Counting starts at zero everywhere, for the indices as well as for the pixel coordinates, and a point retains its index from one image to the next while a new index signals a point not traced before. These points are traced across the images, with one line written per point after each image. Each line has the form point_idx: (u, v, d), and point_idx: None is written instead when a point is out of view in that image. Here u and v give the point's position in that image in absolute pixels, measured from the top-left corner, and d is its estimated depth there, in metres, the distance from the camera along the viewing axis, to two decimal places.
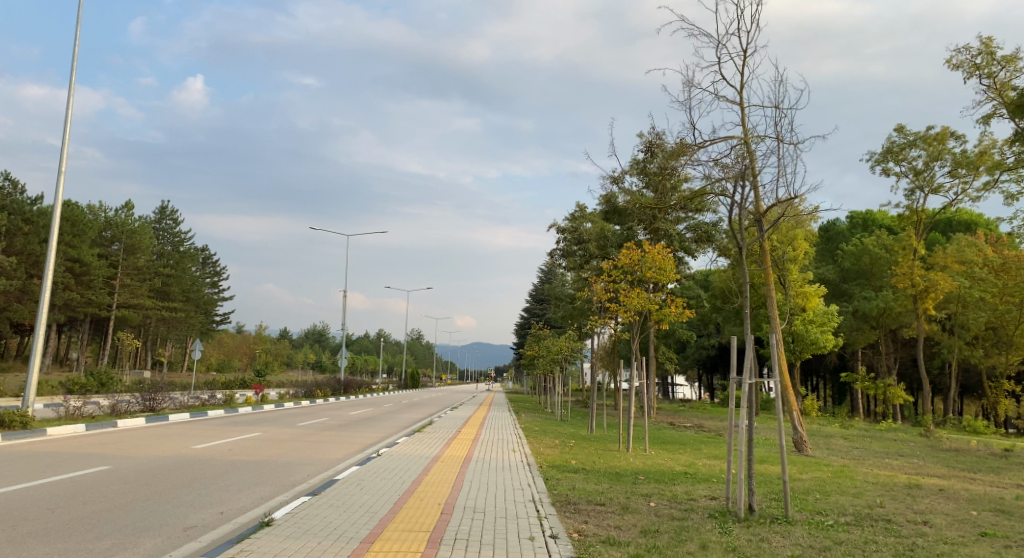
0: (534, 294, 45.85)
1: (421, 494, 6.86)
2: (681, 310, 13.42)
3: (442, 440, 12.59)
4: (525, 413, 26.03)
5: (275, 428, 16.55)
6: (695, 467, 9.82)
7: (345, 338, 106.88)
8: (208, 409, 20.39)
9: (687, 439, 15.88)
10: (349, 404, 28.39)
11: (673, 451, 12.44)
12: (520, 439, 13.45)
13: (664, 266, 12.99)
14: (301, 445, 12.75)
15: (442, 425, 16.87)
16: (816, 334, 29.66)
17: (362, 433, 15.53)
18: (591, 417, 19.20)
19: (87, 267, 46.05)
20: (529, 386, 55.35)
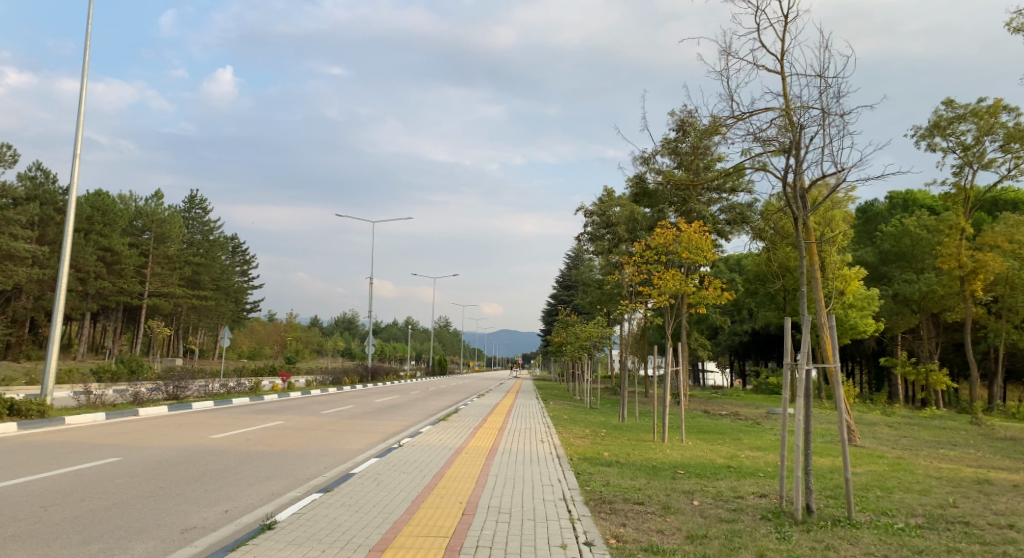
0: (561, 280, 45.22)
1: (441, 492, 6.28)
2: (719, 294, 12.46)
3: (467, 430, 12.03)
4: (554, 400, 25.51)
5: (299, 416, 16.24)
6: (738, 460, 9.14)
7: (374, 326, 107.48)
8: (233, 398, 20.21)
9: (724, 428, 15.16)
10: (376, 392, 28.11)
11: (712, 441, 11.78)
12: (549, 429, 12.85)
13: (700, 245, 12.15)
14: (323, 434, 12.33)
15: (468, 413, 16.37)
16: (856, 319, 28.56)
17: (386, 422, 15.10)
18: (623, 405, 18.58)
19: (118, 255, 46.56)
20: (557, 374, 54.88)
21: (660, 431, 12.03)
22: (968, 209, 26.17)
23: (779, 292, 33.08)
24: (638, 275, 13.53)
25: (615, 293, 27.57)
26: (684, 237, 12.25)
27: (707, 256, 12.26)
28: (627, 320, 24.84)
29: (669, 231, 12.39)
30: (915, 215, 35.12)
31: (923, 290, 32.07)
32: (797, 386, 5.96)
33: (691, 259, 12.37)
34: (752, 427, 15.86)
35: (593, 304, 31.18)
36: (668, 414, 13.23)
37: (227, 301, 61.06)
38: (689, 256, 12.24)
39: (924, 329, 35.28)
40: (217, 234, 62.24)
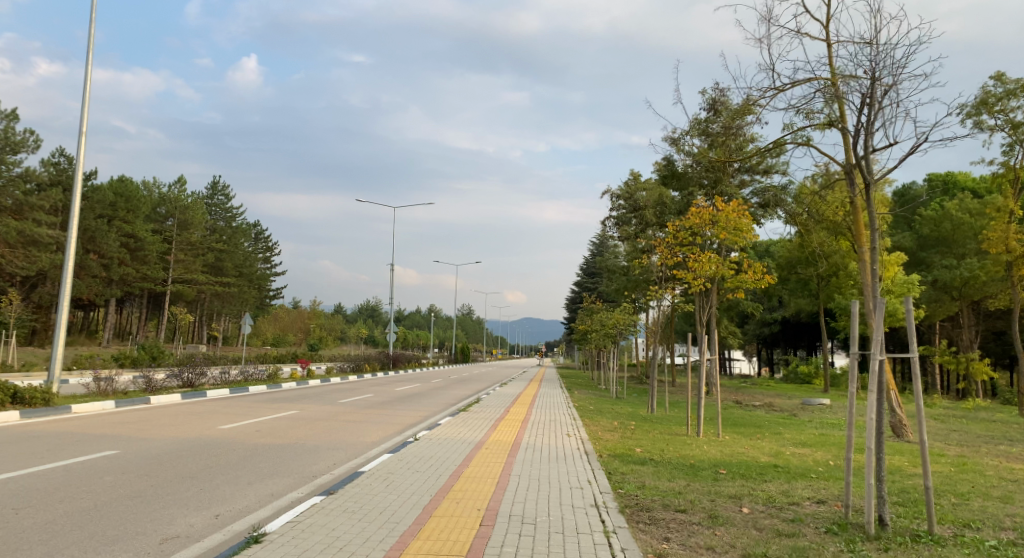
0: (585, 267, 44.41)
1: (456, 495, 5.57)
2: (761, 278, 11.62)
3: (488, 422, 11.34)
4: (579, 389, 24.85)
5: (315, 405, 15.75)
6: (784, 458, 8.35)
7: (397, 314, 107.61)
8: (251, 385, 19.81)
9: (761, 421, 14.29)
10: (396, 380, 27.62)
11: (751, 435, 10.99)
12: (575, 421, 12.08)
13: (741, 224, 11.30)
14: (337, 426, 11.75)
15: (489, 403, 15.72)
16: (895, 306, 27.35)
17: (404, 412, 14.49)
18: (652, 395, 17.84)
19: (142, 242, 46.65)
20: (581, 362, 54.13)
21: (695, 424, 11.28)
22: (1018, 192, 24.27)
23: (812, 279, 31.86)
24: (670, 257, 12.79)
25: (641, 280, 26.71)
26: (720, 215, 11.42)
27: (747, 237, 11.42)
28: (654, 306, 24.02)
29: (705, 209, 11.56)
30: (957, 198, 33.57)
31: (964, 276, 30.73)
32: (872, 373, 4.92)
33: (728, 240, 11.55)
34: (790, 420, 14.96)
35: (618, 291, 30.34)
36: (703, 405, 12.45)
37: (250, 288, 61.13)
38: (728, 236, 11.42)
39: (965, 317, 33.77)
40: (240, 221, 62.30)
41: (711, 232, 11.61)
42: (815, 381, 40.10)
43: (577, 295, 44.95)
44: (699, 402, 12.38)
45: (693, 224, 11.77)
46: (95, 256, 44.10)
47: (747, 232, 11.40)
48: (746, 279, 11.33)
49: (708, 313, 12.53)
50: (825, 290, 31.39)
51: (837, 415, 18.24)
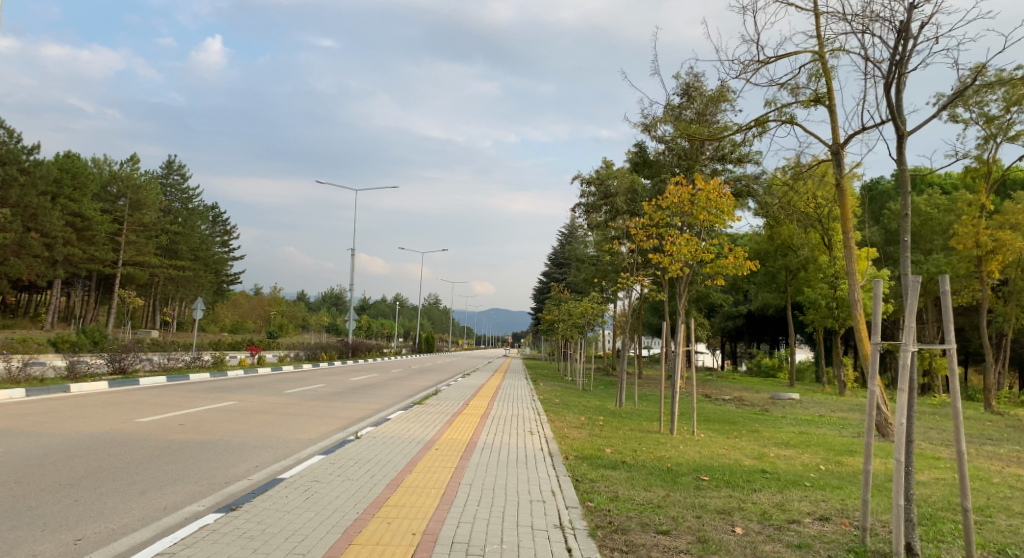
0: (553, 257, 43.61)
1: (390, 514, 4.50)
2: (742, 264, 10.71)
3: (444, 418, 10.33)
4: (544, 382, 24.04)
5: (257, 395, 14.49)
6: (770, 462, 7.51)
7: (362, 303, 105.65)
8: (193, 373, 18.48)
9: (735, 417, 13.56)
10: (353, 369, 26.42)
11: (728, 434, 10.16)
12: (538, 417, 11.08)
13: (721, 207, 10.51)
14: (275, 419, 10.59)
15: (448, 396, 14.65)
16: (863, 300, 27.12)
17: (355, 404, 13.37)
18: (621, 386, 17.08)
19: (89, 222, 44.30)
20: (547, 352, 53.52)
21: (668, 418, 10.49)
22: (989, 186, 23.72)
23: (780, 272, 31.51)
24: (645, 240, 12.01)
25: (610, 268, 25.94)
26: (699, 195, 10.54)
27: (726, 221, 10.60)
28: (625, 295, 23.37)
29: (681, 190, 10.67)
30: (924, 194, 33.50)
31: (931, 272, 30.85)
32: (902, 369, 3.96)
33: (706, 222, 10.71)
34: (764, 416, 14.30)
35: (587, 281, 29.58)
36: (677, 395, 11.58)
37: (206, 272, 58.93)
38: (707, 219, 10.57)
39: (929, 313, 33.84)
40: (197, 203, 59.95)
41: (689, 213, 10.74)
42: (779, 374, 40.03)
43: (544, 286, 44.17)
44: (674, 393, 11.58)
45: (670, 205, 10.86)
46: (37, 235, 41.65)
47: (727, 214, 10.57)
48: (723, 265, 10.48)
49: (682, 305, 11.76)
50: (794, 283, 31.08)
51: (808, 410, 17.74)
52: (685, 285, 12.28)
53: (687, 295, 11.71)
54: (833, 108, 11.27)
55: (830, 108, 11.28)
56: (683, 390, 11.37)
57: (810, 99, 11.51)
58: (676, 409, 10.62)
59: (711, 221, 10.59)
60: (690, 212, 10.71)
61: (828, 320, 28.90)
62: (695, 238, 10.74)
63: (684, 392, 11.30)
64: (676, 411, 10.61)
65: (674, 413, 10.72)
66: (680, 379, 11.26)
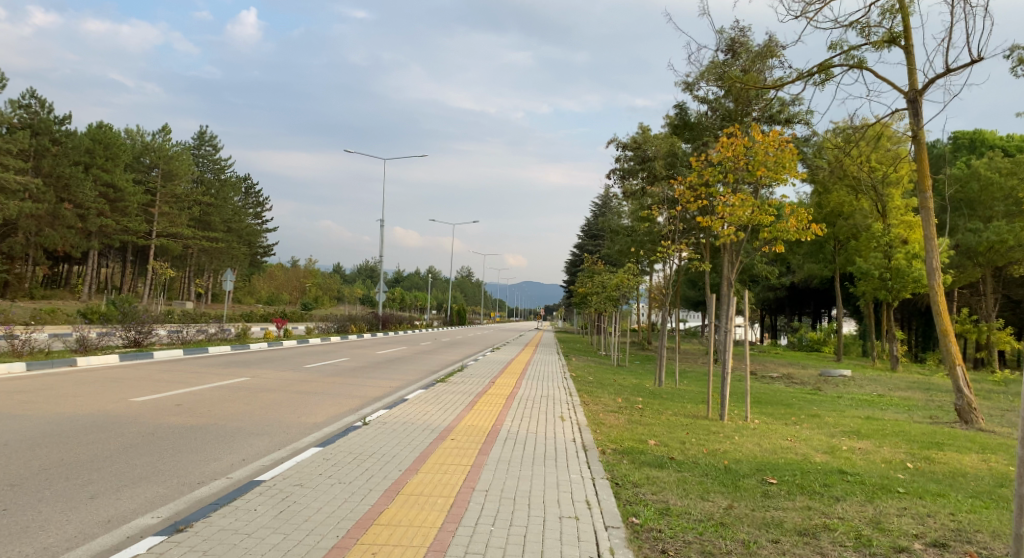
0: (586, 228, 42.31)
1: (380, 539, 3.53)
2: (805, 227, 9.38)
3: (467, 399, 9.36)
4: (577, 357, 23.07)
5: (274, 369, 13.79)
6: (844, 456, 6.34)
7: (395, 276, 105.56)
8: (213, 346, 17.87)
9: (787, 398, 12.32)
10: (381, 343, 25.71)
11: (786, 420, 8.96)
12: (571, 398, 9.98)
13: (783, 161, 9.20)
14: (285, 398, 9.78)
15: (474, 372, 13.71)
16: (921, 271, 25.27)
17: (374, 381, 12.49)
18: (660, 362, 15.98)
19: (121, 193, 44.33)
20: (581, 326, 52.36)
21: (720, 394, 9.18)
22: None
23: (827, 242, 29.68)
24: (690, 200, 10.78)
25: (647, 238, 24.79)
26: (757, 147, 9.22)
27: (788, 176, 9.30)
28: (664, 265, 22.13)
29: (735, 142, 9.35)
30: (985, 157, 31.13)
31: (990, 240, 28.70)
32: None
33: (765, 178, 9.43)
34: (819, 397, 13.01)
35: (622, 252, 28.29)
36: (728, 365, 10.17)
37: (239, 243, 58.98)
38: (767, 173, 9.28)
39: (987, 285, 31.88)
40: (229, 174, 59.88)
41: (746, 167, 9.49)
42: (824, 349, 38.25)
43: (578, 258, 42.90)
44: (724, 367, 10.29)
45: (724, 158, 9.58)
46: (70, 206, 41.80)
47: (791, 168, 9.25)
48: (785, 229, 9.20)
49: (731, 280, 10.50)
50: (843, 254, 29.27)
51: (864, 389, 16.41)
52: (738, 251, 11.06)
53: (738, 267, 10.47)
54: (910, 50, 9.53)
55: (907, 49, 9.54)
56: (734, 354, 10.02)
57: (884, 39, 9.77)
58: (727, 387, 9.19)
59: (772, 175, 9.29)
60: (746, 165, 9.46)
61: (879, 292, 26.83)
62: (753, 197, 9.50)
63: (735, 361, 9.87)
64: (728, 386, 9.19)
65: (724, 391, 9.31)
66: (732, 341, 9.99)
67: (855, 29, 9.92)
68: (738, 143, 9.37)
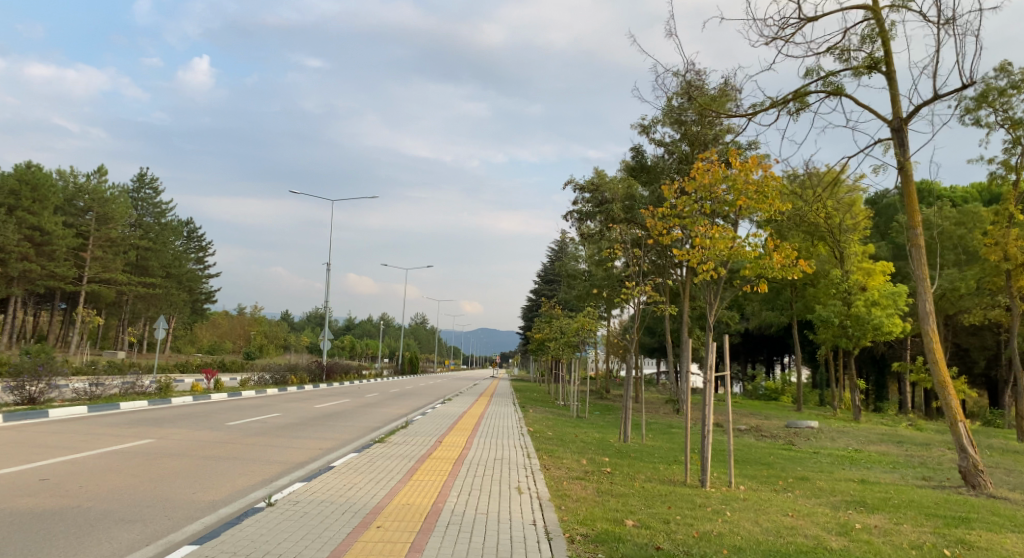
0: (542, 274, 41.51)
1: None
2: (790, 263, 8.90)
3: (408, 466, 7.94)
4: (534, 408, 21.76)
5: (189, 428, 12.07)
6: (861, 539, 5.18)
7: (347, 323, 102.69)
8: (126, 401, 15.89)
9: (765, 456, 11.23)
10: (322, 394, 23.85)
11: (775, 486, 7.80)
12: (529, 461, 8.63)
13: (766, 190, 8.86)
14: (188, 467, 8.18)
15: (421, 429, 12.26)
16: (881, 318, 25.06)
17: (302, 442, 10.88)
18: (625, 414, 14.80)
19: (49, 235, 41.70)
20: (536, 374, 51.00)
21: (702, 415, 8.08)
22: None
23: (784, 289, 29.18)
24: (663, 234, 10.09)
25: (608, 282, 24.33)
26: (737, 173, 8.90)
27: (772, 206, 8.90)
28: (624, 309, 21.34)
29: (712, 164, 8.91)
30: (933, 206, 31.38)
31: (942, 288, 28.91)
32: None
33: (746, 208, 9.03)
34: (797, 455, 11.94)
35: (581, 297, 27.50)
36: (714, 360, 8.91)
37: (179, 290, 56.01)
38: (748, 201, 8.90)
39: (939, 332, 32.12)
40: (171, 218, 57.49)
41: (726, 193, 9.08)
42: (781, 398, 37.68)
43: (533, 303, 41.88)
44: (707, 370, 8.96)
45: (702, 183, 9.14)
46: None
47: (775, 195, 8.86)
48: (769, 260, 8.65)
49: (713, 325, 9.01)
50: (801, 301, 28.89)
51: (838, 443, 15.51)
52: (718, 289, 10.35)
53: (721, 316, 9.38)
54: (893, 76, 8.94)
55: (890, 75, 8.97)
56: (714, 377, 8.32)
57: (864, 65, 9.16)
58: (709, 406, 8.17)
59: (754, 203, 8.90)
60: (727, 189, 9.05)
61: (839, 340, 26.64)
62: (730, 233, 9.02)
63: (714, 382, 8.27)
64: (713, 396, 8.17)
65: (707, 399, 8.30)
66: (711, 371, 8.47)
67: (834, 54, 9.27)
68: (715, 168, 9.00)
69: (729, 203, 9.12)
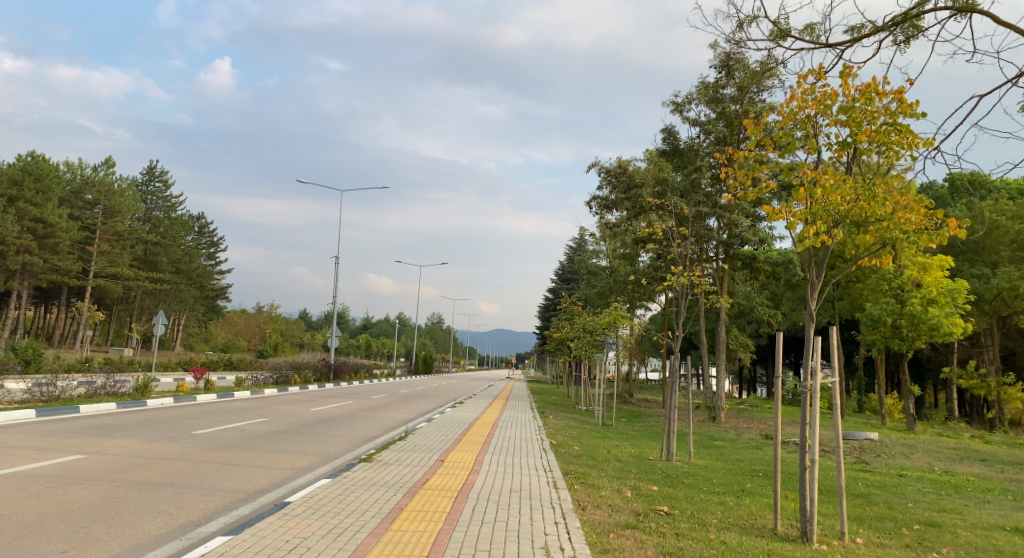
0: (560, 272, 39.30)
1: None
2: (931, 228, 5.51)
3: (392, 507, 5.71)
4: (556, 414, 19.60)
5: (143, 438, 9.99)
6: None
7: (363, 323, 101.27)
8: (89, 403, 13.80)
9: (854, 484, 8.91)
10: (324, 396, 21.78)
11: (904, 539, 5.56)
12: (556, 499, 6.28)
13: (890, 139, 5.49)
14: (105, 498, 6.06)
15: (430, 441, 10.18)
16: (939, 318, 22.50)
17: (275, 459, 8.74)
18: (672, 424, 12.54)
19: (52, 228, 40.16)
20: (555, 377, 48.89)
21: (804, 442, 5.58)
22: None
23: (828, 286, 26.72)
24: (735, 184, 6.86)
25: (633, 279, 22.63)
26: (852, 102, 5.58)
27: (912, 149, 5.38)
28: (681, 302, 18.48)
29: (818, 81, 5.58)
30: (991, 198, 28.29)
31: (1000, 287, 26.06)
32: None
33: (865, 147, 5.70)
34: (890, 481, 9.52)
35: (604, 294, 25.32)
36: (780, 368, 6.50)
37: (189, 286, 54.31)
38: (875, 135, 5.55)
39: (994, 336, 29.40)
40: (181, 212, 56.23)
41: (842, 129, 5.67)
42: None
43: (553, 301, 39.61)
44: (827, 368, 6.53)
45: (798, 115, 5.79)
46: None
47: (910, 132, 5.36)
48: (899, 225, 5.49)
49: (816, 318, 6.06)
50: (851, 300, 26.39)
51: (918, 462, 13.05)
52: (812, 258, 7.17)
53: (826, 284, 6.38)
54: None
55: None
56: (815, 383, 5.82)
57: None
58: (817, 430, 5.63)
59: (879, 142, 5.54)
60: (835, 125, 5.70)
61: (892, 342, 24.26)
62: (837, 180, 5.59)
63: (816, 391, 5.78)
64: (819, 409, 5.65)
65: (808, 412, 5.76)
66: (810, 378, 5.84)
67: None
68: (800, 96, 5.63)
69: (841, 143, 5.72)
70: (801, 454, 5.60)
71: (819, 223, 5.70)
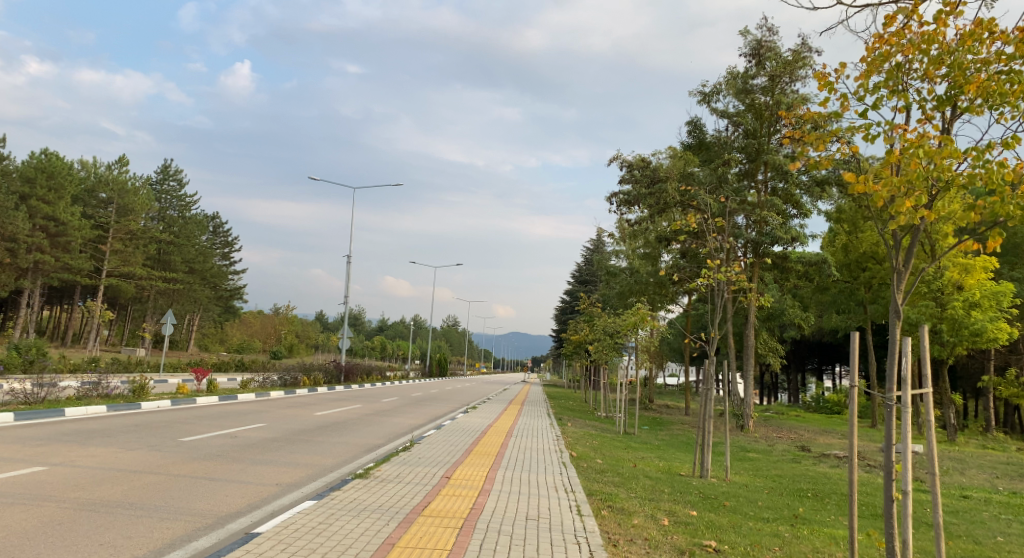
0: (577, 273, 38.21)
1: None
2: None
3: (380, 543, 4.64)
4: (575, 421, 18.52)
5: (123, 445, 9.10)
6: None
7: (377, 324, 100.81)
8: (77, 406, 12.95)
9: (922, 511, 7.76)
10: (332, 398, 20.87)
11: None
12: (581, 533, 5.17)
13: (1008, 90, 4.28)
14: (50, 520, 5.17)
15: (441, 453, 9.15)
16: (982, 322, 21.22)
17: (264, 473, 7.81)
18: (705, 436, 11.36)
19: (64, 226, 39.77)
20: (572, 380, 47.80)
21: (891, 466, 4.43)
22: None
23: (860, 288, 25.39)
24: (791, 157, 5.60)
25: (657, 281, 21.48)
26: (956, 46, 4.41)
27: None
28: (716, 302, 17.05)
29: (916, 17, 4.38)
30: None
31: None
32: None
33: (969, 103, 4.49)
34: (958, 505, 8.34)
35: (623, 295, 24.19)
36: (855, 371, 5.30)
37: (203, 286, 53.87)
38: (987, 88, 4.36)
39: None
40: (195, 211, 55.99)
41: (939, 83, 4.56)
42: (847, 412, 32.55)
43: (569, 303, 38.55)
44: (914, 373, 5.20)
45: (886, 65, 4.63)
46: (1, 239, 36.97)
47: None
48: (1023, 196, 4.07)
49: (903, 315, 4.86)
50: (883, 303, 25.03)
51: (975, 479, 11.84)
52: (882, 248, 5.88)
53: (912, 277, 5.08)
54: None
55: None
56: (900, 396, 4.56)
57: None
58: (908, 452, 4.42)
59: (992, 95, 4.34)
60: (932, 78, 4.57)
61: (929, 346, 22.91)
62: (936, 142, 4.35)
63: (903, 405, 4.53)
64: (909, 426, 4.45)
65: (892, 428, 4.58)
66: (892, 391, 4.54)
67: None
68: (888, 38, 4.51)
69: (937, 100, 4.58)
70: (887, 482, 4.45)
71: (917, 194, 4.29)
